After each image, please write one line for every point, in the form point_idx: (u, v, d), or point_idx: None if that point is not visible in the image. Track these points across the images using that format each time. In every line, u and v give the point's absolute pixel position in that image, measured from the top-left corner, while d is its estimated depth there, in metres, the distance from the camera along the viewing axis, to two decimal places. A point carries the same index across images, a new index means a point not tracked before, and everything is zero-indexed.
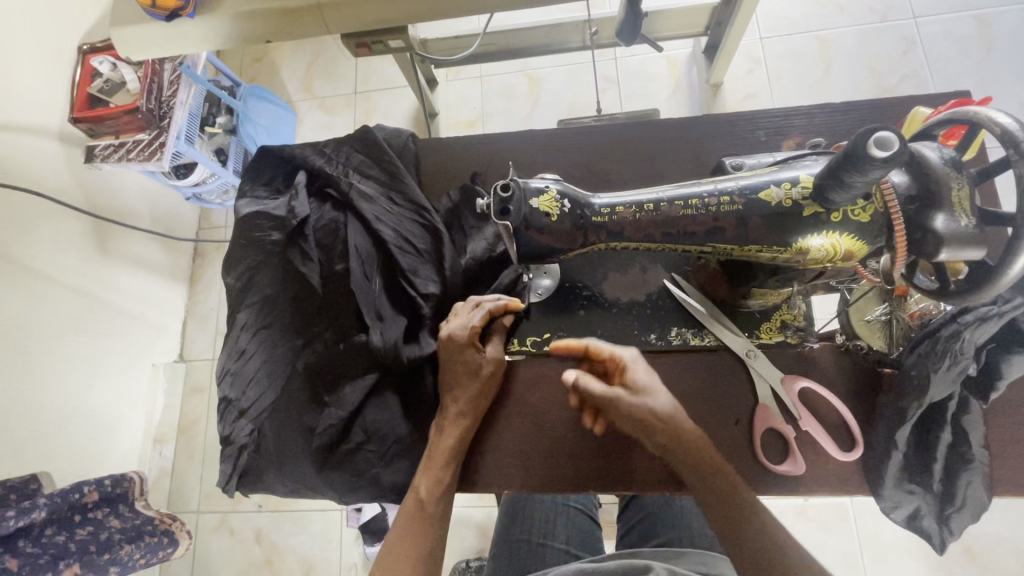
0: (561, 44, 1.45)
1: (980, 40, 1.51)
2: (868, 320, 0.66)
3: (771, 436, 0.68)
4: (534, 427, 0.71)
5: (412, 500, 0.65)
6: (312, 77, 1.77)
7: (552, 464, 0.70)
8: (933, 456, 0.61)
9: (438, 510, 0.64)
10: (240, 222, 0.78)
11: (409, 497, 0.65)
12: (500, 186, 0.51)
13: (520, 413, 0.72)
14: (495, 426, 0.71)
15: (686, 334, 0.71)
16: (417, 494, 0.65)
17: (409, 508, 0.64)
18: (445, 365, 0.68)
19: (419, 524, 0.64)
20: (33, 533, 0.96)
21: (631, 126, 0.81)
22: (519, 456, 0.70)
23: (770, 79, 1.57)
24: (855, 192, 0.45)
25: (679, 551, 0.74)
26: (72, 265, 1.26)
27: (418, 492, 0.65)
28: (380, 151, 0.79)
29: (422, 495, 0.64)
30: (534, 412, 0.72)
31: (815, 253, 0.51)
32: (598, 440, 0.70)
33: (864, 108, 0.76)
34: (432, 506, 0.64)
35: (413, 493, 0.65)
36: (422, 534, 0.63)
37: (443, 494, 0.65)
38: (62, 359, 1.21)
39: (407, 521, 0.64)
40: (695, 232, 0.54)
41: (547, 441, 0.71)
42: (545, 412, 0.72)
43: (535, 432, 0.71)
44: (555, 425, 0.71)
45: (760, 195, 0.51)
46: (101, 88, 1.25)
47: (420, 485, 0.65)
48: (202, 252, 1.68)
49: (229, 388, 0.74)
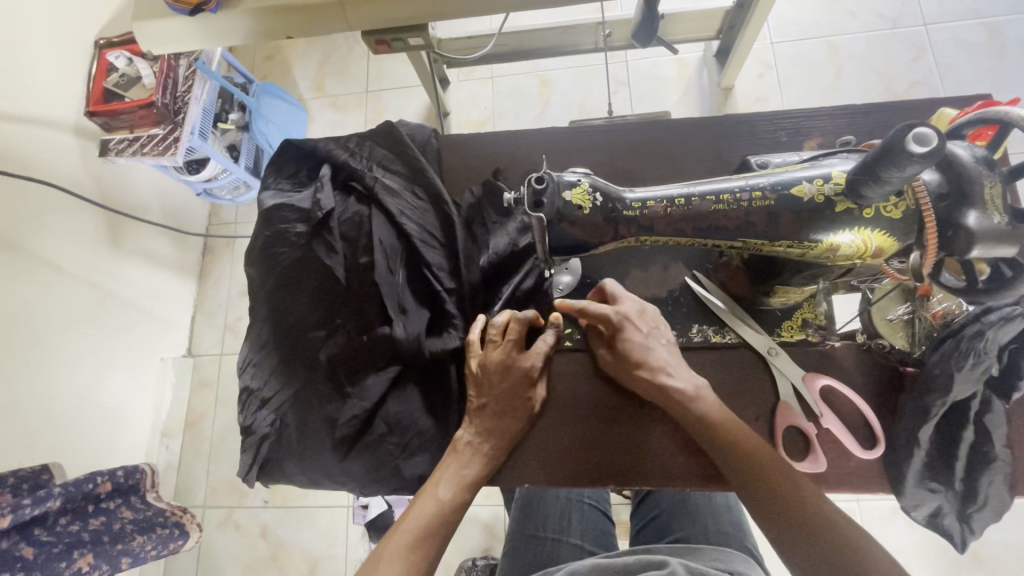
0: (573, 46, 1.45)
1: (990, 47, 1.52)
2: (889, 319, 0.67)
3: (791, 433, 0.68)
4: (559, 423, 0.71)
5: (433, 507, 0.62)
6: (324, 75, 1.78)
7: (579, 457, 0.70)
8: (955, 455, 0.61)
9: (454, 522, 0.63)
10: (263, 213, 0.79)
11: (429, 504, 0.63)
12: (534, 178, 0.52)
13: (551, 404, 0.72)
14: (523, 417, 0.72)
15: (707, 331, 0.72)
16: (439, 503, 0.63)
17: (429, 515, 0.62)
18: (499, 390, 0.68)
19: (433, 533, 0.61)
20: (47, 521, 0.96)
21: (650, 125, 0.81)
22: (546, 447, 0.71)
23: (780, 83, 1.58)
24: (889, 187, 0.46)
25: (693, 547, 0.73)
26: (84, 257, 1.26)
27: (441, 500, 0.63)
28: (403, 146, 0.80)
29: (446, 506, 0.63)
30: (563, 404, 0.72)
31: (845, 250, 0.52)
32: (625, 437, 0.70)
33: (881, 111, 0.77)
34: (451, 518, 0.63)
35: (435, 501, 0.63)
36: (435, 543, 0.61)
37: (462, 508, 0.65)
38: (74, 350, 1.21)
39: (424, 528, 0.61)
40: (725, 227, 0.55)
41: (576, 434, 0.71)
42: (575, 406, 0.72)
43: (564, 424, 0.71)
44: (584, 419, 0.71)
45: (792, 190, 0.52)
46: (116, 82, 1.27)
47: (445, 493, 0.64)
48: (212, 247, 1.68)
49: (251, 378, 0.75)
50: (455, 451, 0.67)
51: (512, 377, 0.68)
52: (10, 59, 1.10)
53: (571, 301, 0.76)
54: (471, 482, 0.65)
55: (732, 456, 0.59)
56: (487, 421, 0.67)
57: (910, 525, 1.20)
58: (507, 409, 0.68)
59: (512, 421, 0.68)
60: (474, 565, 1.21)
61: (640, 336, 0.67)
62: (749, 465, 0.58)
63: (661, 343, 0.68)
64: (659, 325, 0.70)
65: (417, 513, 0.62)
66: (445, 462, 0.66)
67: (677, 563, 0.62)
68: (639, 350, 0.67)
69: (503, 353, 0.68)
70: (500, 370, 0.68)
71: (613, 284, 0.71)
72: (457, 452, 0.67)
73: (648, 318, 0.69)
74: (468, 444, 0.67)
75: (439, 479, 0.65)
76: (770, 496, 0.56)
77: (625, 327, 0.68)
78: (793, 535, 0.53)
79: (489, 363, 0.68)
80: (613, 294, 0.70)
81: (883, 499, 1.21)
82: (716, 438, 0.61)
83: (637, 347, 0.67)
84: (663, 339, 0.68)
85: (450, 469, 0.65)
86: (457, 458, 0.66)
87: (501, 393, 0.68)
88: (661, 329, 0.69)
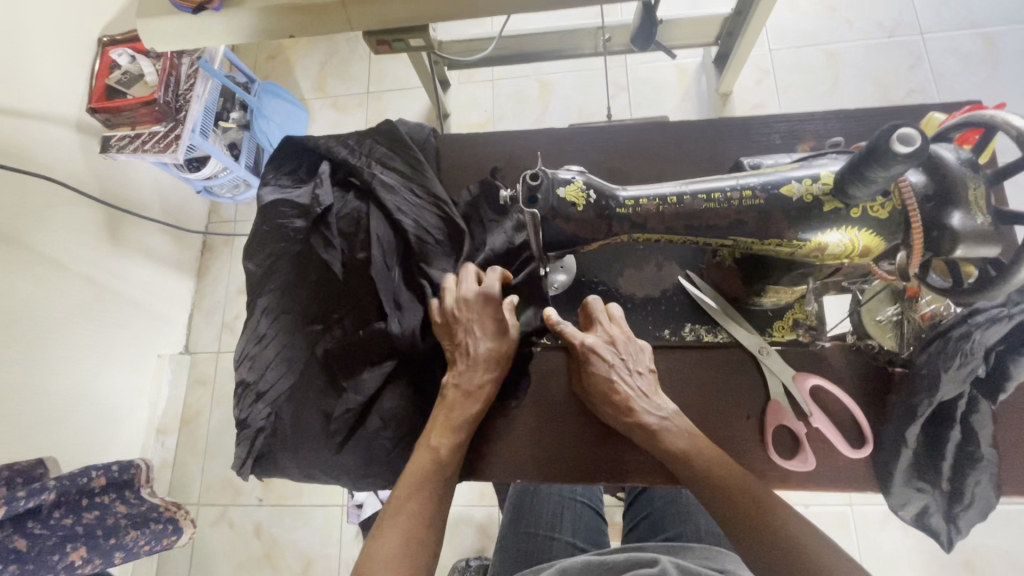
0: (573, 50, 1.46)
1: (985, 56, 1.54)
2: (879, 320, 0.68)
3: (781, 431, 0.69)
4: (536, 421, 0.72)
5: (428, 457, 0.65)
6: (325, 76, 1.80)
7: (556, 454, 0.71)
8: (942, 455, 0.62)
9: (449, 472, 0.66)
10: (262, 209, 0.80)
11: (424, 454, 0.66)
12: (529, 175, 0.53)
13: (531, 403, 0.73)
14: (507, 415, 0.73)
15: (699, 331, 0.73)
16: (434, 452, 0.66)
17: (424, 465, 0.65)
18: (470, 324, 0.70)
19: (426, 486, 0.64)
20: (41, 514, 0.96)
21: (647, 127, 0.82)
22: (526, 445, 0.72)
23: (778, 90, 1.60)
24: (875, 188, 0.47)
25: (684, 546, 0.73)
26: (83, 252, 1.26)
27: (435, 448, 0.66)
28: (402, 144, 0.81)
29: (441, 454, 0.65)
30: (541, 402, 0.73)
31: (833, 249, 0.53)
32: (602, 437, 0.71)
33: (873, 116, 0.78)
34: (446, 463, 0.66)
35: (429, 450, 0.66)
36: (432, 494, 0.64)
37: (457, 453, 0.67)
38: (70, 345, 1.22)
39: (419, 480, 0.64)
40: (716, 225, 0.55)
41: (553, 432, 0.72)
42: (553, 405, 0.73)
43: (542, 422, 0.72)
44: (561, 418, 0.72)
45: (782, 189, 0.53)
46: (119, 80, 1.28)
47: (438, 441, 0.66)
48: (211, 245, 1.69)
49: (247, 371, 0.75)
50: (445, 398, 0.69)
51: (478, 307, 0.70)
52: (14, 55, 1.11)
53: (565, 300, 0.76)
54: (461, 426, 0.67)
55: (694, 475, 0.61)
56: (468, 362, 0.69)
57: (902, 530, 1.20)
58: (486, 349, 0.70)
59: (490, 358, 0.70)
60: (468, 566, 1.22)
61: (605, 367, 0.66)
62: (709, 478, 0.60)
63: (632, 370, 0.67)
64: (638, 353, 0.69)
65: (414, 465, 0.65)
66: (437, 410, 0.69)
67: (666, 562, 0.62)
68: (607, 379, 0.66)
69: (467, 288, 0.72)
70: (464, 303, 0.71)
71: (595, 302, 0.71)
72: (446, 397, 0.69)
73: (622, 346, 0.69)
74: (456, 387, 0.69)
75: (432, 427, 0.67)
76: (734, 514, 0.58)
77: (590, 359, 0.66)
78: (752, 539, 0.56)
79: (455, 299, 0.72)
80: (593, 315, 0.71)
81: (876, 503, 1.22)
82: (679, 460, 0.62)
83: (602, 381, 0.66)
84: (640, 370, 0.68)
85: (440, 416, 0.68)
86: (446, 405, 0.68)
87: (474, 326, 0.70)
88: (638, 355, 0.69)
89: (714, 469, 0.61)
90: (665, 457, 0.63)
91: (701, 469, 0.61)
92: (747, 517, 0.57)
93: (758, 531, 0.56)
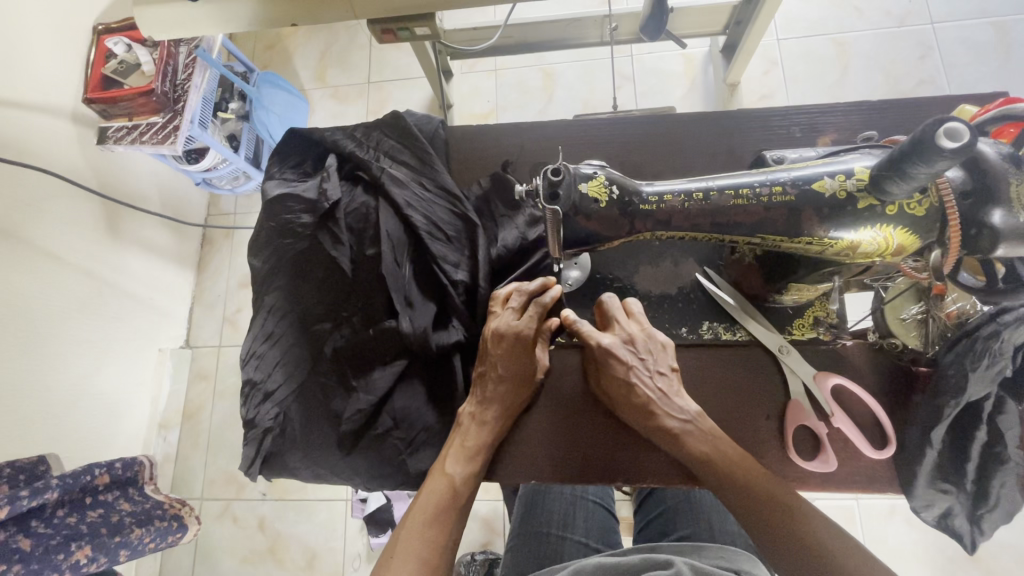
0: (578, 39, 1.43)
1: (997, 47, 1.51)
2: (903, 319, 0.66)
3: (802, 432, 0.68)
4: (553, 427, 0.71)
5: (443, 485, 0.63)
6: (325, 65, 1.76)
7: (574, 454, 0.70)
8: (967, 456, 0.60)
9: (467, 498, 0.64)
10: (267, 203, 0.76)
11: (440, 483, 0.63)
12: (551, 169, 0.51)
13: (550, 405, 0.71)
14: (527, 418, 0.71)
15: (717, 329, 0.71)
16: (449, 480, 0.64)
17: (440, 494, 0.63)
18: (497, 361, 0.67)
19: (445, 513, 0.62)
20: (44, 514, 0.96)
21: (660, 120, 0.80)
22: (544, 449, 0.70)
23: (786, 80, 1.57)
24: (916, 184, 0.44)
25: (699, 546, 0.73)
26: (82, 247, 1.24)
27: (451, 476, 0.64)
28: (412, 137, 0.79)
29: (457, 482, 0.63)
30: (560, 402, 0.71)
31: (866, 248, 0.50)
32: (621, 439, 0.70)
33: (895, 108, 0.76)
34: (463, 491, 0.63)
35: (445, 478, 0.64)
36: (449, 522, 0.62)
37: (473, 481, 0.65)
38: (69, 342, 1.20)
39: (437, 509, 0.62)
40: (744, 223, 0.53)
41: (569, 435, 0.70)
42: (570, 403, 0.71)
43: (560, 425, 0.71)
44: (579, 417, 0.71)
45: (814, 185, 0.50)
46: (115, 69, 1.25)
47: (454, 468, 0.64)
48: (211, 238, 1.67)
49: (254, 370, 0.74)
50: (460, 426, 0.67)
51: (509, 344, 0.67)
52: (8, 45, 1.08)
53: (579, 296, 0.75)
54: (478, 453, 0.65)
55: (722, 477, 0.60)
56: (487, 391, 0.67)
57: (909, 524, 1.20)
58: (509, 379, 0.67)
59: (523, 385, 0.68)
60: (473, 560, 1.21)
61: (624, 370, 0.65)
62: (736, 489, 0.59)
63: (652, 371, 0.66)
64: (659, 350, 0.68)
65: (429, 493, 0.63)
66: (452, 437, 0.67)
67: (682, 564, 0.61)
68: (628, 383, 0.65)
69: (501, 321, 0.68)
70: (495, 336, 0.67)
71: (611, 301, 0.70)
72: (461, 426, 0.67)
73: (640, 344, 0.67)
74: (471, 416, 0.67)
75: (447, 454, 0.65)
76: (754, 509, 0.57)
77: (610, 362, 0.65)
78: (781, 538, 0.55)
79: (488, 332, 0.68)
80: (610, 313, 0.69)
81: (882, 498, 1.21)
82: (703, 463, 0.61)
83: (620, 383, 0.65)
84: (663, 362, 0.67)
85: (455, 443, 0.66)
86: (461, 432, 0.67)
87: (499, 363, 0.67)
88: (660, 354, 0.67)
89: (744, 472, 0.59)
90: (689, 462, 0.62)
91: (725, 471, 0.60)
92: (773, 517, 0.56)
93: (779, 533, 0.56)
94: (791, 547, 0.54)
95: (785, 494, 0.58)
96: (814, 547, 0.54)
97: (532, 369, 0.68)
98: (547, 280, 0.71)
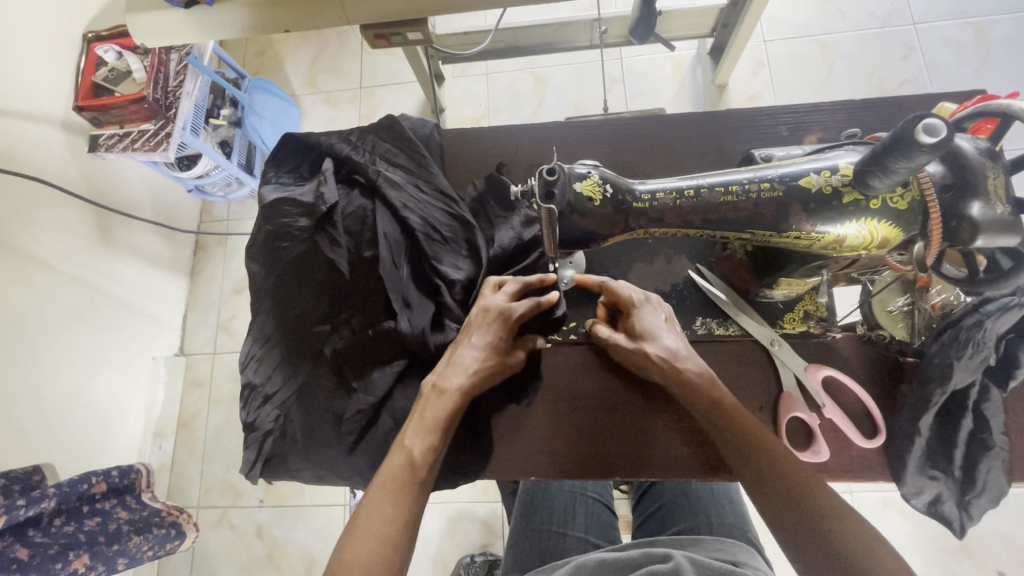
0: (568, 43, 1.45)
1: (976, 46, 1.55)
2: (891, 311, 0.68)
3: (794, 422, 0.69)
4: (554, 423, 0.72)
5: (402, 457, 0.59)
6: (317, 71, 1.77)
7: (575, 447, 0.71)
8: (955, 444, 0.62)
9: (425, 473, 0.59)
10: (265, 208, 0.78)
11: (397, 454, 0.59)
12: (546, 169, 0.51)
13: (551, 399, 0.73)
14: (530, 414, 0.73)
15: (710, 324, 0.73)
16: (408, 452, 0.59)
17: (399, 465, 0.58)
18: (475, 332, 0.66)
19: (406, 482, 0.57)
20: (42, 523, 0.95)
21: (651, 121, 0.82)
22: (546, 443, 0.71)
23: (772, 81, 1.60)
24: (896, 179, 0.46)
25: (697, 539, 0.74)
26: (76, 255, 1.24)
27: (410, 449, 0.59)
28: (407, 140, 0.80)
29: (415, 454, 0.59)
30: (562, 397, 0.73)
31: (852, 241, 0.52)
32: (620, 433, 0.71)
33: (877, 107, 0.78)
34: (423, 465, 0.59)
35: (403, 451, 0.59)
36: (411, 494, 0.57)
37: (435, 457, 0.60)
38: (63, 350, 1.19)
39: (396, 481, 0.57)
40: (735, 219, 0.54)
41: (572, 428, 0.72)
42: (572, 399, 0.73)
43: (562, 419, 0.72)
44: (581, 411, 0.72)
45: (800, 181, 0.51)
46: (106, 77, 1.25)
47: (413, 441, 0.60)
48: (204, 245, 1.66)
49: (253, 374, 0.75)
50: (421, 400, 0.64)
51: (492, 318, 0.67)
52: None
53: (575, 294, 0.76)
54: (439, 426, 0.61)
55: (744, 441, 0.58)
56: (456, 361, 0.65)
57: (902, 516, 1.22)
58: (483, 351, 0.66)
59: (499, 361, 0.67)
60: (473, 562, 1.22)
61: (651, 318, 0.67)
62: (761, 457, 0.56)
63: (673, 328, 0.67)
64: (669, 316, 0.69)
65: (389, 465, 0.59)
66: (411, 413, 0.63)
67: (681, 556, 0.62)
68: (653, 329, 0.66)
69: (491, 300, 0.68)
70: (481, 311, 0.67)
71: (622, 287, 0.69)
72: (423, 399, 0.64)
73: (651, 305, 0.69)
74: (434, 387, 0.64)
75: (405, 428, 0.61)
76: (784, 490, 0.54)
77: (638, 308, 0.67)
78: (808, 522, 0.51)
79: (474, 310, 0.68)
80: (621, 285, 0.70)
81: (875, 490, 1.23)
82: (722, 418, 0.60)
83: (648, 325, 0.66)
84: (675, 328, 0.68)
85: (415, 416, 0.62)
86: (421, 406, 0.63)
87: (477, 331, 0.66)
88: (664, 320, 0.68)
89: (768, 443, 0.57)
90: (713, 415, 0.60)
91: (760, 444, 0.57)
92: (800, 498, 0.53)
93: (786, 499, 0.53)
94: (816, 532, 0.51)
95: (808, 479, 0.55)
96: (845, 534, 0.50)
97: (503, 342, 0.67)
98: (545, 279, 0.72)
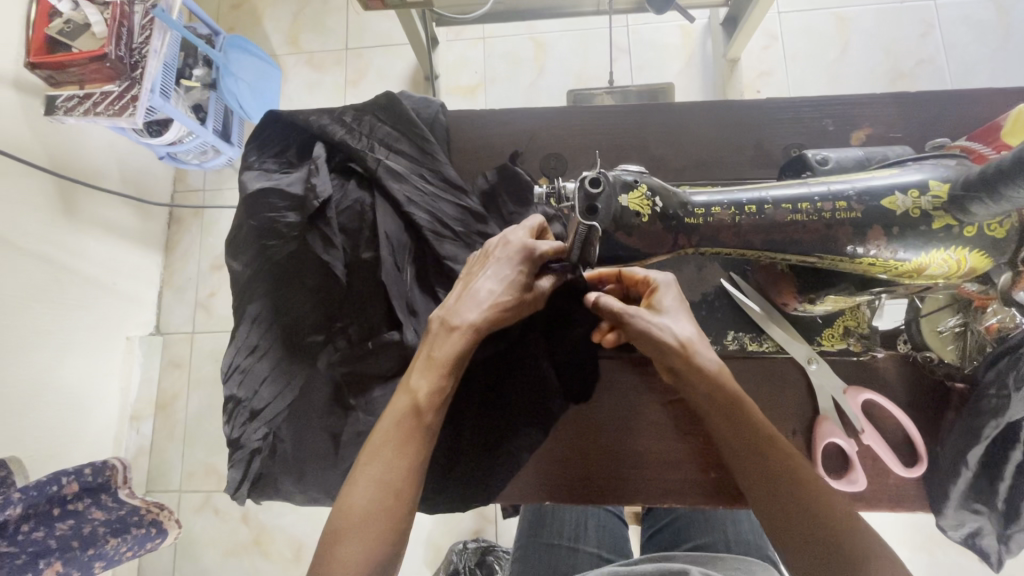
0: (573, 8, 1.32)
1: (997, 26, 1.46)
2: (940, 331, 0.61)
3: (831, 448, 0.65)
4: (587, 442, 0.66)
5: (406, 402, 0.52)
6: (298, 29, 1.61)
7: (614, 468, 0.66)
8: (1004, 473, 0.58)
9: (433, 420, 0.52)
10: (247, 199, 0.68)
11: (401, 397, 0.52)
12: (590, 179, 0.44)
13: (590, 413, 0.67)
14: (561, 433, 0.67)
15: (743, 339, 0.66)
16: (413, 396, 0.52)
17: (402, 411, 0.51)
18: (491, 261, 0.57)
19: (410, 430, 0.51)
20: (7, 531, 0.88)
21: (681, 106, 0.73)
22: (580, 465, 0.66)
23: (786, 57, 1.51)
24: (1005, 206, 0.40)
25: (714, 555, 0.69)
26: (36, 230, 1.12)
27: (415, 391, 0.52)
28: (411, 123, 0.70)
29: (420, 397, 0.52)
30: (600, 417, 0.67)
31: (935, 270, 0.46)
32: (659, 461, 0.66)
33: (930, 101, 0.71)
34: (429, 410, 0.52)
35: (408, 393, 0.52)
36: (416, 443, 0.50)
37: (441, 400, 0.53)
38: (26, 337, 1.09)
39: (396, 430, 0.51)
40: (801, 240, 0.47)
41: (611, 448, 0.66)
42: (619, 420, 0.67)
43: (597, 437, 0.66)
44: (629, 435, 0.67)
45: (883, 201, 0.45)
46: (62, 30, 1.11)
47: (418, 383, 0.52)
48: (179, 217, 1.54)
49: (236, 386, 0.67)
50: (428, 335, 0.56)
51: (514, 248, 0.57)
52: None
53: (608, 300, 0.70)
54: (445, 364, 0.53)
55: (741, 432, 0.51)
56: (468, 292, 0.56)
57: None
58: (501, 285, 0.56)
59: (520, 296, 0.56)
60: (466, 548, 1.18)
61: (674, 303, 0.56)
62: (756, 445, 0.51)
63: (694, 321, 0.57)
64: None
65: (391, 411, 0.52)
66: (420, 348, 0.55)
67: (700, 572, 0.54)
68: (678, 312, 0.55)
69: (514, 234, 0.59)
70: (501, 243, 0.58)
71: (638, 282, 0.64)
72: (432, 334, 0.55)
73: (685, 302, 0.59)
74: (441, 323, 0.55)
75: (411, 368, 0.54)
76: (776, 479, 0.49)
77: (663, 292, 0.56)
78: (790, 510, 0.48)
79: (493, 242, 0.60)
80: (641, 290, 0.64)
81: None
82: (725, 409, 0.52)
83: (671, 307, 0.55)
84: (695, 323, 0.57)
85: (422, 354, 0.54)
86: (429, 342, 0.55)
87: (492, 263, 0.57)
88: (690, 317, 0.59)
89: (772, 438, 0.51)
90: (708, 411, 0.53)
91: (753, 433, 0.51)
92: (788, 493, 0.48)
93: (786, 494, 0.48)
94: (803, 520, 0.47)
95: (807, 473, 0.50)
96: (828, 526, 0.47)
97: (526, 279, 0.56)
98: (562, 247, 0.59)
